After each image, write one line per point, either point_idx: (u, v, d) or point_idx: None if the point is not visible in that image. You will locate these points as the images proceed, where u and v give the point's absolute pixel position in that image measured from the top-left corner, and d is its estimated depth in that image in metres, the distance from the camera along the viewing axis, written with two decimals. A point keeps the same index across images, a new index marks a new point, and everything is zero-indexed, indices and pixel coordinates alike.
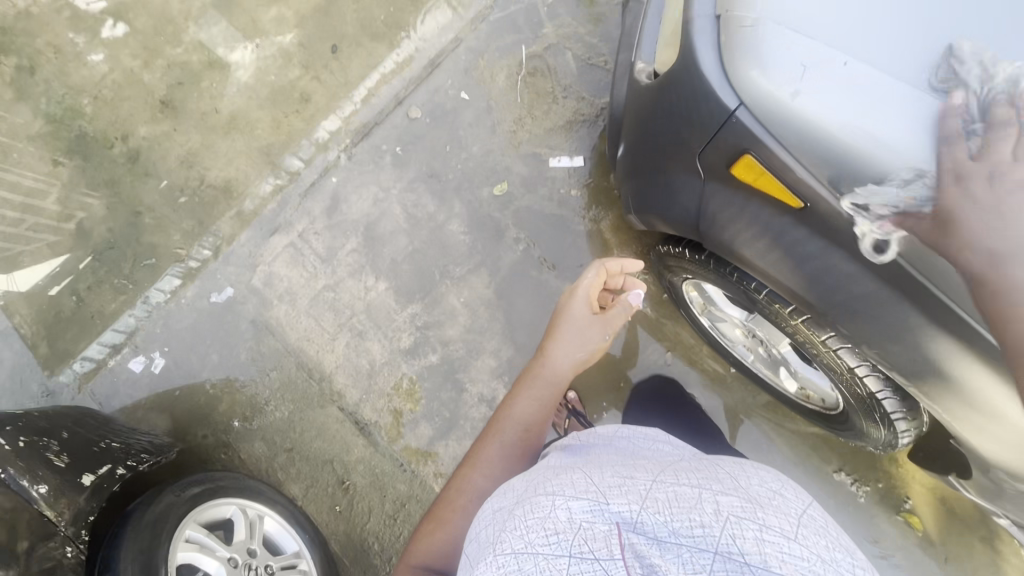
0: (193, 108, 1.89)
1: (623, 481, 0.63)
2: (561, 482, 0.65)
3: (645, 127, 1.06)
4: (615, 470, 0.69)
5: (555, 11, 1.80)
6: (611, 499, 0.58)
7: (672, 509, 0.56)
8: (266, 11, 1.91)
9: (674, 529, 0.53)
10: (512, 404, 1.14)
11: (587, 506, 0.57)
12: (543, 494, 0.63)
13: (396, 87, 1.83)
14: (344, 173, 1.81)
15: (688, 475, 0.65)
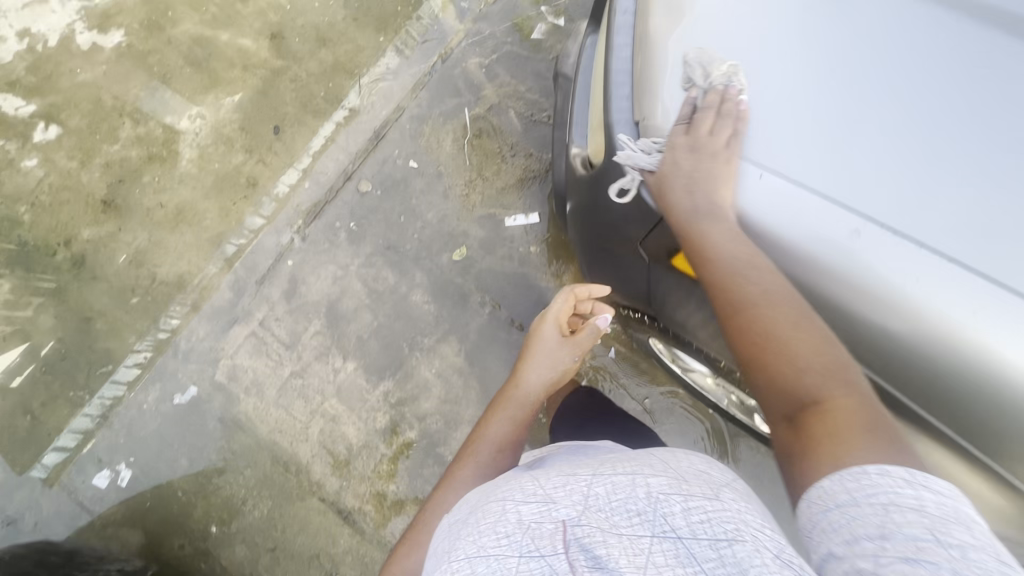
0: (136, 204, 1.84)
1: (566, 480, 0.67)
2: (513, 490, 0.68)
3: (590, 213, 1.10)
4: (563, 469, 0.74)
5: (493, 71, 1.81)
6: (557, 497, 0.62)
7: (611, 498, 0.59)
8: (202, 98, 1.88)
9: (614, 518, 0.56)
10: (486, 426, 1.10)
11: (536, 508, 0.61)
12: (496, 501, 0.67)
13: (344, 162, 1.81)
14: (300, 255, 1.77)
15: (626, 464, 0.69)
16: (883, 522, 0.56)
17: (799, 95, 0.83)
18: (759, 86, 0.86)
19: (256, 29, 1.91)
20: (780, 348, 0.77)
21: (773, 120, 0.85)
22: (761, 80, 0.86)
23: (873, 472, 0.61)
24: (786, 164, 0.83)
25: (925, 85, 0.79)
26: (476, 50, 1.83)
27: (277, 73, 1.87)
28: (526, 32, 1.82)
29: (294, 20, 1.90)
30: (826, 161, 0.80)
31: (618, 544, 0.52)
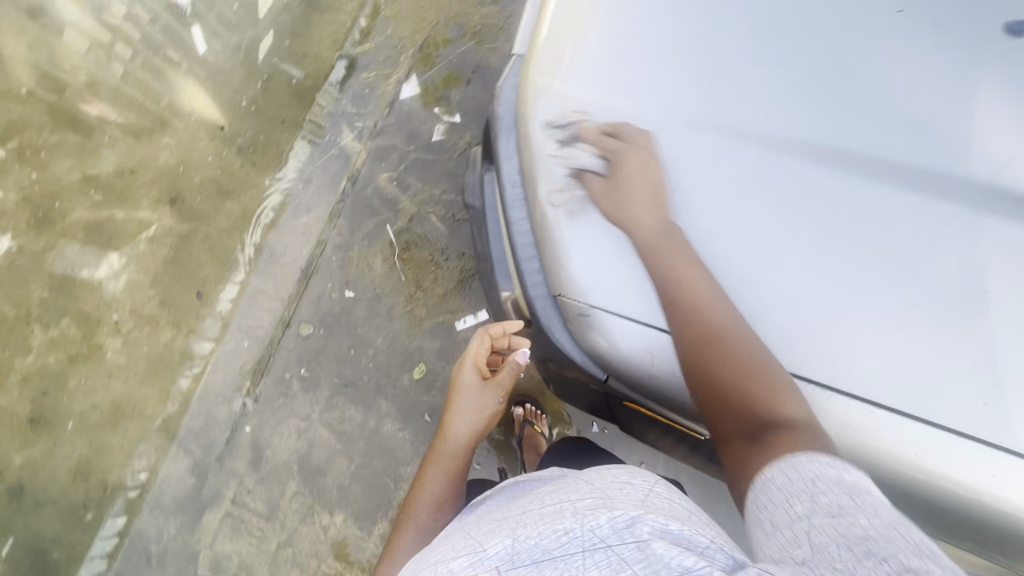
0: (66, 412, 1.72)
1: (499, 526, 0.65)
2: (445, 551, 0.65)
3: (535, 357, 1.06)
4: (496, 518, 0.71)
5: (404, 182, 1.81)
6: (487, 546, 0.59)
7: (538, 527, 0.57)
8: (113, 283, 1.80)
9: (543, 545, 0.54)
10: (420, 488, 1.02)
11: (466, 562, 0.58)
12: (427, 569, 0.63)
13: (279, 309, 1.76)
14: (257, 417, 1.69)
15: (553, 496, 0.67)
16: (808, 491, 0.56)
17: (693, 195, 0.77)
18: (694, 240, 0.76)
19: (153, 198, 1.85)
20: (767, 387, 0.71)
21: (671, 220, 0.77)
22: (651, 176, 0.78)
23: (804, 459, 0.61)
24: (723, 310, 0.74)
25: (839, 209, 0.74)
26: (382, 165, 1.83)
27: (186, 238, 1.81)
28: (426, 135, 1.84)
29: (190, 179, 1.86)
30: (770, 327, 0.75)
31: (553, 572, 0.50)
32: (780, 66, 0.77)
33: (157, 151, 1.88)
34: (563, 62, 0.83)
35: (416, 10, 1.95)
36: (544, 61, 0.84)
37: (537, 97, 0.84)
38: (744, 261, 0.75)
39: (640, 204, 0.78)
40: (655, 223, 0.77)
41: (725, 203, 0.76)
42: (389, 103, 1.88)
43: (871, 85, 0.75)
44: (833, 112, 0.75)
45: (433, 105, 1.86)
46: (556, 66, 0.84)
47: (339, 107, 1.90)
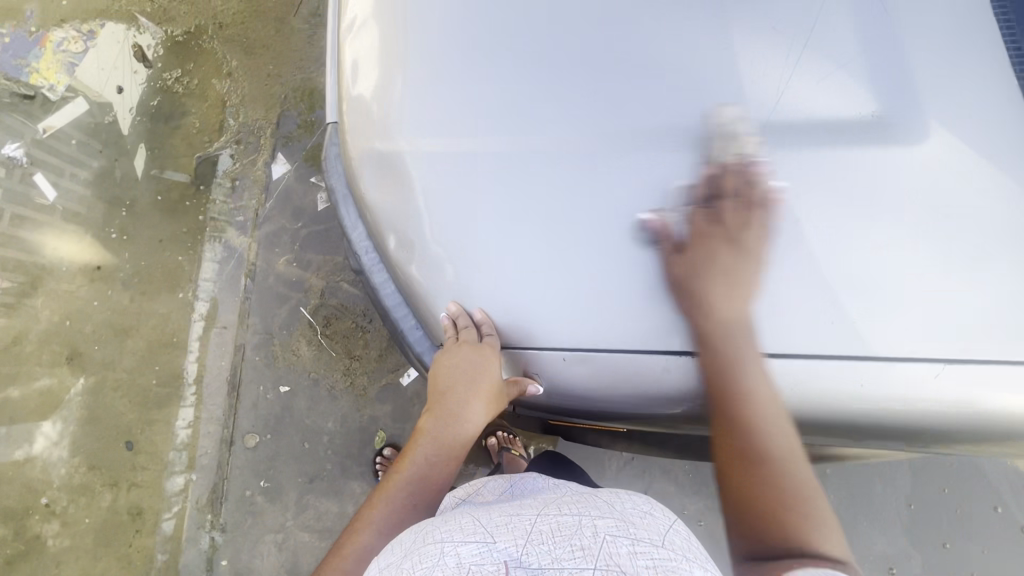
0: None
1: (511, 520, 0.67)
2: (452, 531, 0.66)
3: None
4: (506, 509, 0.72)
5: (304, 260, 1.76)
6: (499, 539, 0.61)
7: (556, 539, 0.60)
8: (31, 465, 1.66)
9: (558, 557, 0.56)
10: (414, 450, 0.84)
11: (475, 550, 0.60)
12: (432, 543, 0.64)
13: (219, 429, 1.67)
14: (230, 548, 1.59)
15: (570, 506, 0.69)
16: None
17: (512, 212, 0.77)
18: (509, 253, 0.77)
19: (47, 362, 1.72)
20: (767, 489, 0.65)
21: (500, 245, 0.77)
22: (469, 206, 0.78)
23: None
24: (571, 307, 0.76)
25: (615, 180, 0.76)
26: (277, 250, 1.77)
27: (97, 391, 1.70)
28: (311, 207, 1.80)
29: (81, 330, 1.74)
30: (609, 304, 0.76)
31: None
32: (552, 67, 0.78)
33: (36, 313, 1.76)
34: (365, 126, 0.86)
35: (261, 88, 1.91)
36: (353, 132, 0.88)
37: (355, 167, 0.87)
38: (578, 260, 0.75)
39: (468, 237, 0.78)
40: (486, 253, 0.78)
41: (542, 209, 0.76)
42: (263, 188, 1.82)
43: (638, 57, 0.77)
44: (613, 91, 0.76)
45: (307, 175, 1.82)
46: (362, 132, 0.86)
47: (214, 207, 1.83)
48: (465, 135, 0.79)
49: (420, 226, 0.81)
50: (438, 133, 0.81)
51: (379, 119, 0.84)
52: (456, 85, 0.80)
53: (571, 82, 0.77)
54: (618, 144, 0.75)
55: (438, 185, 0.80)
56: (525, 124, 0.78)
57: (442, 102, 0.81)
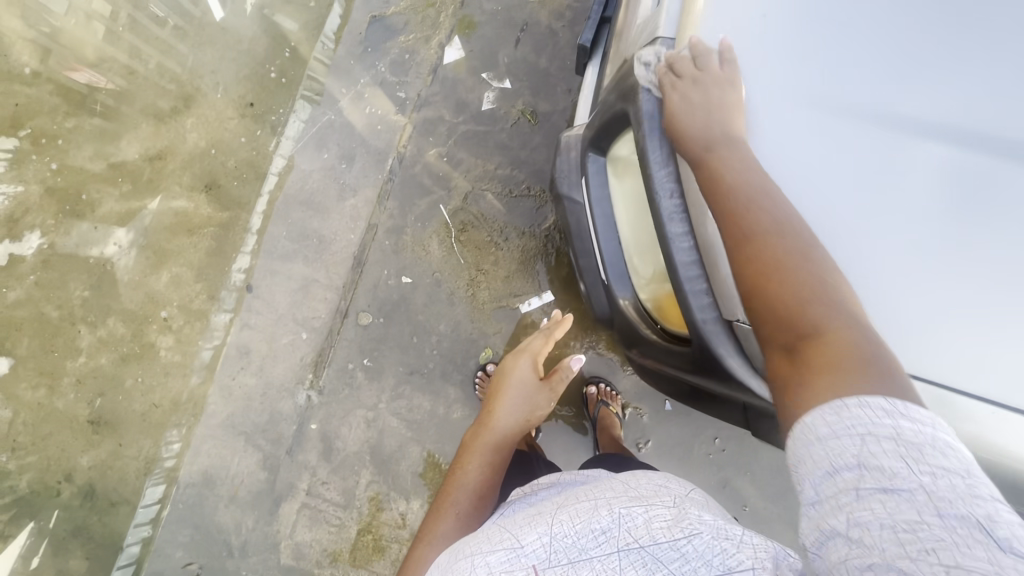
0: (128, 412, 1.69)
1: (531, 519, 0.68)
2: (480, 538, 0.68)
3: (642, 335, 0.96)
4: (525, 512, 0.73)
5: (456, 158, 1.69)
6: (523, 541, 0.62)
7: (576, 529, 0.60)
8: (155, 276, 1.72)
9: (581, 548, 0.57)
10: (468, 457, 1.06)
11: (505, 556, 0.60)
12: (463, 556, 0.64)
13: (334, 299, 1.69)
14: (323, 410, 1.66)
15: (582, 498, 0.70)
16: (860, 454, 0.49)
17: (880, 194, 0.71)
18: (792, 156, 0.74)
19: (186, 185, 1.73)
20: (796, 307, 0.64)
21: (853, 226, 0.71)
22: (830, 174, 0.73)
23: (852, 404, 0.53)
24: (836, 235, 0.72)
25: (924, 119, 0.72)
26: (430, 139, 1.70)
27: (227, 226, 1.72)
28: (475, 104, 1.70)
29: (223, 163, 1.73)
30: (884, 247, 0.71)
31: (589, 572, 0.54)
32: (964, 51, 0.73)
33: (183, 134, 1.74)
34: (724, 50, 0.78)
35: None
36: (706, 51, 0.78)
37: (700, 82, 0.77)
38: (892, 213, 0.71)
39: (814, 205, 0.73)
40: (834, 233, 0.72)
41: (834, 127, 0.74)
42: (431, 70, 1.72)
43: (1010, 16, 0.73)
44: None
45: (479, 70, 1.71)
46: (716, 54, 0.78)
47: (377, 75, 1.74)
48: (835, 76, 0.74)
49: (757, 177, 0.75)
50: (817, 83, 0.74)
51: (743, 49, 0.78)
52: (856, 38, 0.75)
53: (981, 73, 0.72)
54: (1018, 153, 0.70)
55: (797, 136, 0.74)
56: (920, 105, 0.72)
57: (829, 54, 0.75)
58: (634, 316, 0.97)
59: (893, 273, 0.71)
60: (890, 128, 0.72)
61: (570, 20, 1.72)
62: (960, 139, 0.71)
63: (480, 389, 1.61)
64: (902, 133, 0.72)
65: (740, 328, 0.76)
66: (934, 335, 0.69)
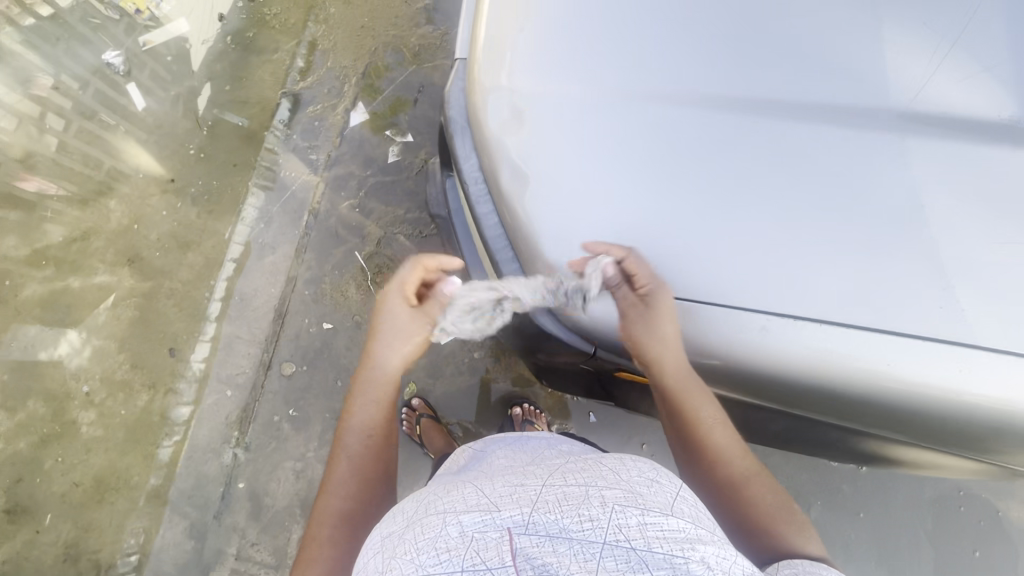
0: (48, 495, 1.63)
1: (515, 490, 0.65)
2: (453, 502, 0.66)
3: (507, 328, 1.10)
4: (509, 478, 0.71)
5: (367, 207, 1.81)
6: (503, 509, 0.61)
7: (565, 507, 0.58)
8: (78, 352, 1.73)
9: (564, 526, 0.56)
10: (349, 409, 0.95)
11: (480, 519, 0.59)
12: (433, 515, 0.64)
13: (258, 353, 1.72)
14: (250, 467, 1.64)
15: (574, 473, 0.67)
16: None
17: (639, 159, 0.81)
18: (571, 137, 0.84)
19: (110, 261, 1.79)
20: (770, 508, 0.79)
21: (621, 189, 0.82)
22: (599, 149, 0.83)
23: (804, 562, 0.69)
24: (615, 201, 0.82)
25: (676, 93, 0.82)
26: (342, 193, 1.83)
27: (150, 295, 1.77)
28: (382, 159, 1.85)
29: (146, 236, 1.81)
30: (655, 205, 0.81)
31: (566, 553, 0.52)
32: (689, 27, 0.84)
33: (107, 214, 1.83)
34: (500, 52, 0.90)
35: (354, 40, 1.98)
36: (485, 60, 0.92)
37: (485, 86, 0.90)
38: (661, 177, 0.81)
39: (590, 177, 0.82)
40: (614, 202, 0.82)
41: (602, 109, 0.83)
42: (339, 133, 1.88)
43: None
44: (746, 59, 0.83)
45: (383, 128, 1.88)
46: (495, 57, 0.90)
47: (291, 143, 1.89)
48: (597, 63, 0.85)
49: (542, 161, 0.85)
50: (580, 70, 0.85)
51: (517, 48, 0.89)
52: (608, 29, 0.85)
53: (709, 43, 0.84)
54: (753, 109, 0.81)
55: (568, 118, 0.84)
56: (665, 78, 0.83)
57: (587, 46, 0.85)
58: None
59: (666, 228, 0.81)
60: (640, 102, 0.82)
61: None
62: (704, 104, 0.82)
63: (407, 423, 1.63)
64: (658, 105, 0.82)
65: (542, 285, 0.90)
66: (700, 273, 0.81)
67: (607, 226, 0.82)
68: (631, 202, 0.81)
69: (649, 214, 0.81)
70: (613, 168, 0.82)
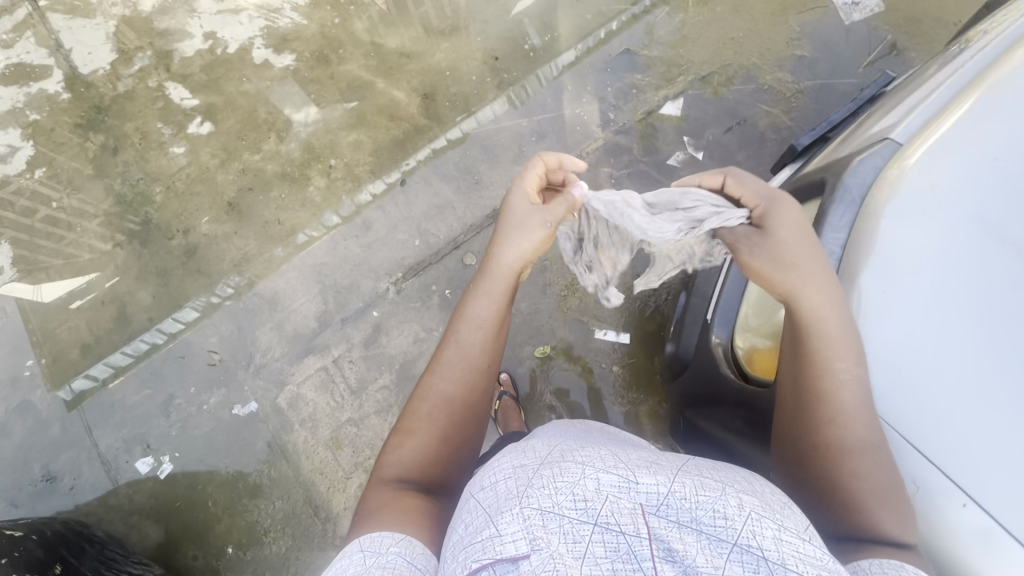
0: (257, 214, 1.94)
1: (653, 463, 0.67)
2: (589, 454, 0.68)
3: (692, 364, 1.17)
4: (647, 454, 0.72)
5: (620, 185, 1.85)
6: (639, 478, 0.62)
7: (700, 497, 0.59)
8: (345, 132, 2.00)
9: (695, 517, 0.56)
10: (464, 304, 0.98)
11: (616, 483, 0.61)
12: (572, 462, 0.66)
13: (457, 230, 1.86)
14: (389, 306, 1.81)
15: (716, 470, 0.67)
16: None
17: (969, 257, 0.73)
18: (916, 205, 0.78)
19: (412, 85, 2.02)
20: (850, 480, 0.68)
21: (967, 312, 0.71)
22: (981, 265, 0.72)
23: None
24: (901, 276, 0.75)
25: None
26: (610, 160, 1.88)
27: (419, 130, 1.98)
28: (663, 156, 1.86)
29: (448, 86, 2.01)
30: (936, 314, 0.72)
31: (695, 546, 0.53)
32: None
33: (435, 50, 2.05)
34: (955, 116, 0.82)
35: (716, 45, 1.97)
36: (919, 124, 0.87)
37: (920, 143, 0.82)
38: (968, 295, 0.72)
39: (946, 280, 0.73)
40: (900, 279, 0.75)
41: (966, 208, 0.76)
42: (645, 112, 1.91)
43: None
44: None
45: (684, 132, 1.88)
46: (944, 120, 0.83)
47: (602, 91, 1.96)
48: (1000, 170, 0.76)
49: (913, 235, 0.76)
50: (979, 166, 0.77)
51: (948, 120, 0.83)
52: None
53: None
54: None
55: (976, 215, 0.75)
56: None
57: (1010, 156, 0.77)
58: (720, 355, 1.04)
59: (933, 338, 0.71)
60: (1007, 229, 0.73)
61: (784, 138, 1.84)
62: None
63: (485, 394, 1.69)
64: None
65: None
66: (935, 401, 0.69)
67: (880, 291, 0.75)
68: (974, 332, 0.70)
69: (924, 315, 0.72)
70: (978, 288, 0.71)
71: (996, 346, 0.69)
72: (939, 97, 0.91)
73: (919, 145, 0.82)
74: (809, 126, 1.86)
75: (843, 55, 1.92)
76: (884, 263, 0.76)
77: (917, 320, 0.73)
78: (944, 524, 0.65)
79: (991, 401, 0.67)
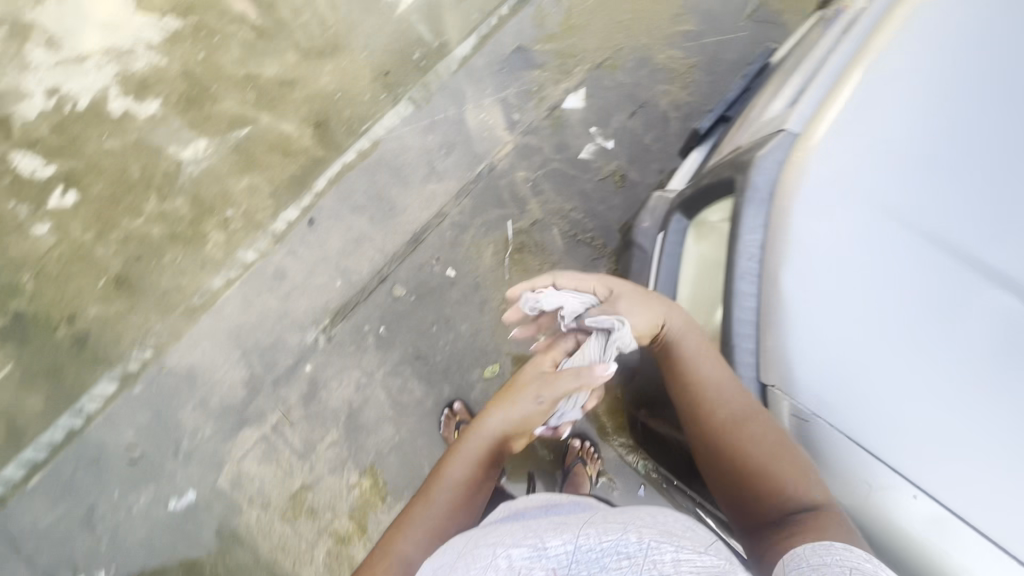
0: (152, 285, 1.74)
1: (561, 525, 0.61)
2: (504, 535, 0.62)
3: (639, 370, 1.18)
4: (560, 518, 0.66)
5: (538, 187, 1.82)
6: (548, 542, 0.56)
7: (601, 542, 0.53)
8: (235, 178, 1.82)
9: (600, 567, 0.51)
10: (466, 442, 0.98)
11: (527, 553, 0.55)
12: (488, 547, 0.60)
13: (379, 263, 1.76)
14: (323, 357, 1.69)
15: (614, 515, 0.62)
16: None
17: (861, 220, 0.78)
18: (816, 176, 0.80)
19: (301, 115, 1.87)
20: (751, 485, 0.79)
21: (905, 309, 0.74)
22: (885, 246, 0.77)
23: None
24: (810, 246, 0.78)
25: (924, 206, 0.78)
26: (523, 164, 1.84)
27: (318, 163, 1.84)
28: (574, 151, 1.84)
29: (340, 110, 1.88)
30: (841, 280, 0.76)
31: None
32: (981, 147, 0.79)
33: (319, 73, 1.91)
34: (843, 97, 0.85)
35: (606, 31, 1.96)
36: (811, 108, 0.90)
37: (818, 126, 0.84)
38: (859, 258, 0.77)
39: (879, 277, 0.76)
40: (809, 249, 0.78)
41: (858, 174, 0.80)
42: (550, 108, 1.88)
43: None
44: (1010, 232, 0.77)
45: (590, 124, 1.87)
46: (836, 101, 0.85)
47: (502, 93, 1.90)
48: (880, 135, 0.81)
49: (826, 223, 0.78)
50: (864, 133, 0.81)
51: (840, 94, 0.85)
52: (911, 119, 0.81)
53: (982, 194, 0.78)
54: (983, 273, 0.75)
55: (894, 203, 0.78)
56: (922, 189, 0.78)
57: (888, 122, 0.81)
58: None
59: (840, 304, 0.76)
60: (888, 193, 0.79)
61: (684, 115, 1.88)
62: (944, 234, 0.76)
63: (443, 427, 1.62)
64: (902, 204, 0.78)
65: (772, 393, 0.80)
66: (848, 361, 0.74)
67: (794, 265, 0.78)
68: (924, 332, 0.74)
69: (831, 282, 0.77)
70: (894, 279, 0.75)
71: (885, 301, 0.75)
72: (829, 71, 0.93)
73: (817, 129, 0.84)
74: (705, 100, 1.90)
75: (725, 25, 1.97)
76: (796, 236, 0.79)
77: (842, 310, 0.76)
78: (898, 510, 0.72)
79: (914, 382, 0.72)
